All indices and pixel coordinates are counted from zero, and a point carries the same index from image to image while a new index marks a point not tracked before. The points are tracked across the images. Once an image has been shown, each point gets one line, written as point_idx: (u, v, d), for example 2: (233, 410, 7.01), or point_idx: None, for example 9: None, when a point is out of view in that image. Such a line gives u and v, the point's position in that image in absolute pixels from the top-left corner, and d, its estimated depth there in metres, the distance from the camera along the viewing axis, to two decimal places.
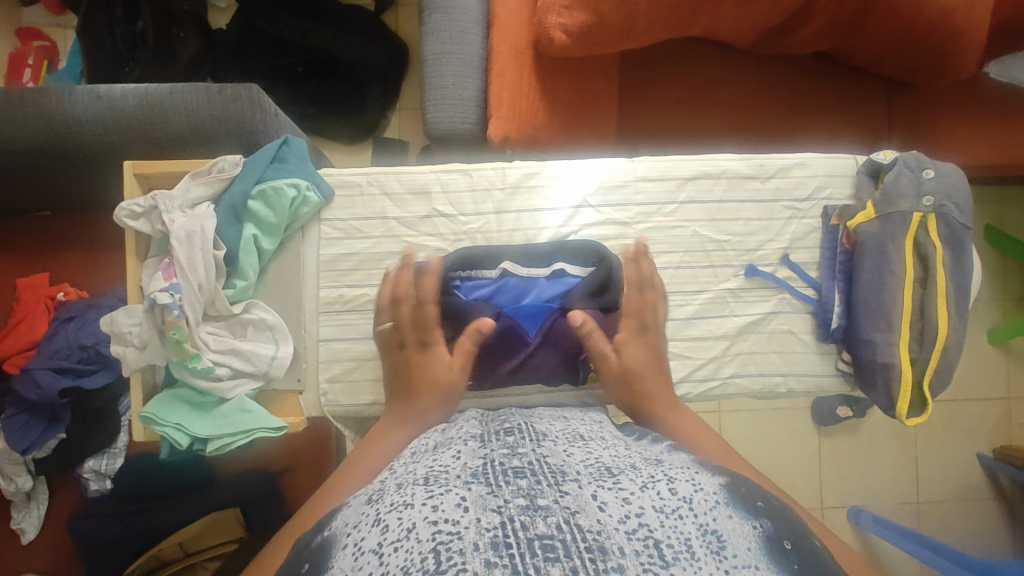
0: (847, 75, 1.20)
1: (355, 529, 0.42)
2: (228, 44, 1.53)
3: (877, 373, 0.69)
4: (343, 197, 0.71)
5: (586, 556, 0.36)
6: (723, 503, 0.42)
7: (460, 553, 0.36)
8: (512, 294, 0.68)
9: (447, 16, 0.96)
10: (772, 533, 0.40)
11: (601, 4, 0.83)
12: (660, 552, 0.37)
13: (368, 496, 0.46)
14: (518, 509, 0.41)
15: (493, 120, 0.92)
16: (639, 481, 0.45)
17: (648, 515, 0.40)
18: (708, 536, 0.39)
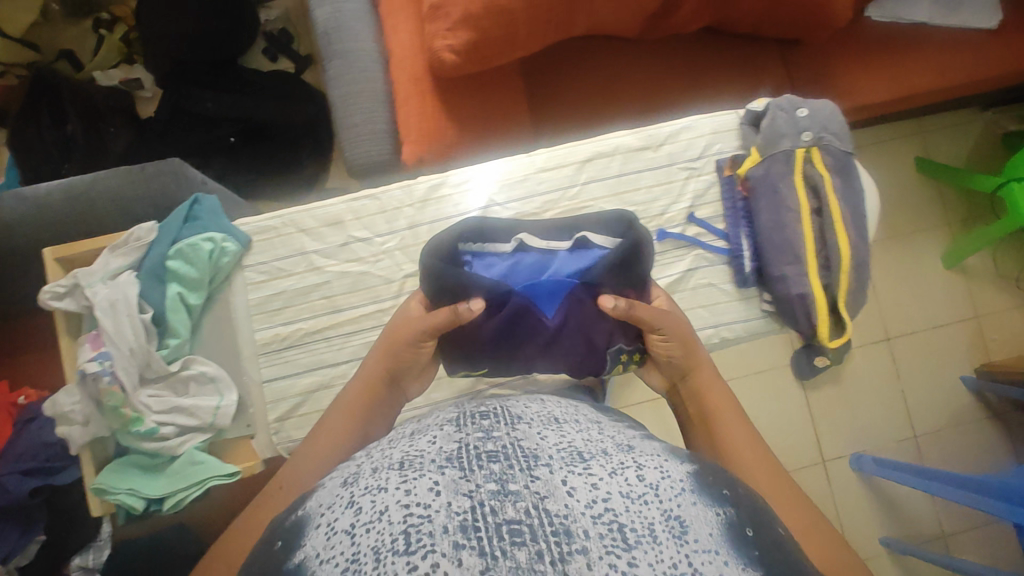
0: (739, 45, 1.27)
1: (329, 508, 0.42)
2: (157, 128, 1.56)
3: (796, 304, 0.78)
4: (260, 241, 0.74)
5: (552, 540, 0.35)
6: (689, 490, 0.41)
7: (430, 534, 0.36)
8: (526, 271, 0.74)
9: (346, 59, 1.01)
10: (734, 520, 0.40)
11: (480, 20, 0.88)
12: (623, 536, 0.36)
13: (344, 477, 0.44)
14: (488, 492, 0.39)
15: (407, 146, 0.97)
16: (610, 465, 0.42)
17: (616, 500, 0.39)
18: (671, 521, 0.38)
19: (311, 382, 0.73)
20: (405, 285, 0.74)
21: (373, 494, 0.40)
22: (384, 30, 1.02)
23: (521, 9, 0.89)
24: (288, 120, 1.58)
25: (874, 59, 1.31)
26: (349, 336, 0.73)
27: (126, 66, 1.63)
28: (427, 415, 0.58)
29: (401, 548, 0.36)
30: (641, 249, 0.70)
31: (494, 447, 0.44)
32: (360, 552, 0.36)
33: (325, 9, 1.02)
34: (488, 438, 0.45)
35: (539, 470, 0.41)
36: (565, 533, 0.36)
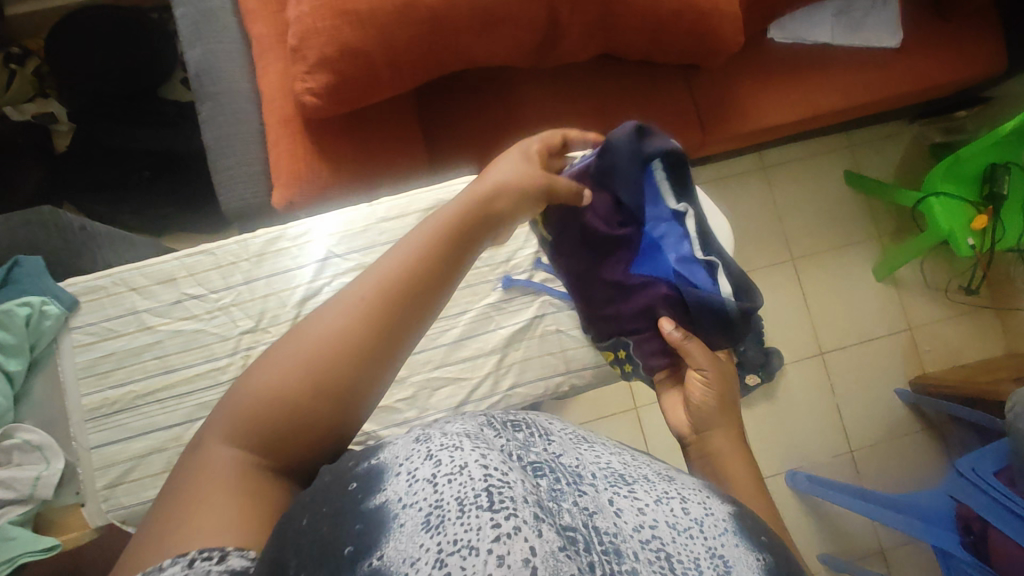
0: (638, 71, 1.25)
1: (406, 460, 0.45)
2: (68, 163, 1.55)
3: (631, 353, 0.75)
4: (88, 301, 0.72)
5: (603, 556, 0.40)
6: (732, 531, 0.45)
7: (512, 499, 0.41)
8: (668, 235, 0.74)
9: (218, 102, 1.00)
10: (773, 566, 0.43)
11: (337, 64, 0.87)
12: (670, 565, 0.41)
13: (416, 434, 0.48)
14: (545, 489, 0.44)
15: (275, 189, 0.95)
16: (654, 492, 0.48)
17: (662, 527, 0.44)
18: (715, 559, 0.42)
19: (143, 445, 0.71)
20: (241, 341, 0.72)
21: (453, 451, 0.44)
22: (256, 69, 1.00)
23: (379, 51, 0.88)
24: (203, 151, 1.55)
25: (776, 81, 1.30)
26: (183, 396, 0.71)
27: (40, 101, 1.61)
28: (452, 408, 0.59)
29: (486, 505, 0.40)
30: (742, 325, 0.69)
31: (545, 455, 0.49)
32: (443, 501, 0.41)
33: (197, 50, 1.00)
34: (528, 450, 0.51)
35: (585, 488, 0.47)
36: (615, 550, 0.41)
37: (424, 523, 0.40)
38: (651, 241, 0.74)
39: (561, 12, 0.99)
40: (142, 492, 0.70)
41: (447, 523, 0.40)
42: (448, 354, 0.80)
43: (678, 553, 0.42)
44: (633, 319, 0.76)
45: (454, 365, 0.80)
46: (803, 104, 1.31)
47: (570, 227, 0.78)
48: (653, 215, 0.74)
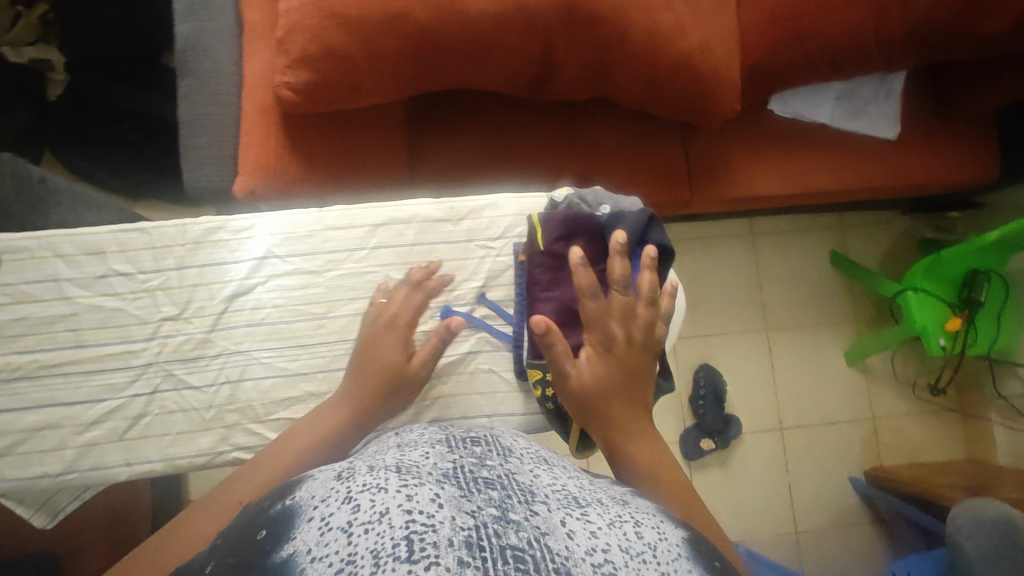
0: (634, 120, 1.24)
1: (323, 501, 0.41)
2: (60, 113, 1.55)
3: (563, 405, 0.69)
4: (10, 261, 0.69)
5: None
6: (685, 557, 0.40)
7: (436, 546, 0.36)
8: None
9: (200, 81, 0.98)
10: None
11: (318, 63, 0.86)
12: None
13: (338, 472, 0.45)
14: (490, 516, 0.41)
15: (239, 176, 0.93)
16: (607, 515, 0.43)
17: (614, 553, 0.39)
18: None
19: (36, 419, 0.67)
20: (160, 327, 0.70)
21: (374, 495, 0.41)
22: (244, 55, 0.99)
23: (364, 58, 0.87)
24: None
25: (768, 155, 1.30)
26: (89, 374, 0.69)
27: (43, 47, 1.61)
28: (407, 433, 0.59)
29: (404, 556, 0.36)
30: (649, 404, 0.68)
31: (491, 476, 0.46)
32: (355, 552, 0.36)
33: (187, 24, 0.99)
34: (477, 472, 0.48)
35: (537, 507, 0.43)
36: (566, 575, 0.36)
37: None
38: None
39: (557, 54, 0.98)
40: (24, 467, 0.66)
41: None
42: None
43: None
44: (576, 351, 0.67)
45: None
46: (791, 181, 1.31)
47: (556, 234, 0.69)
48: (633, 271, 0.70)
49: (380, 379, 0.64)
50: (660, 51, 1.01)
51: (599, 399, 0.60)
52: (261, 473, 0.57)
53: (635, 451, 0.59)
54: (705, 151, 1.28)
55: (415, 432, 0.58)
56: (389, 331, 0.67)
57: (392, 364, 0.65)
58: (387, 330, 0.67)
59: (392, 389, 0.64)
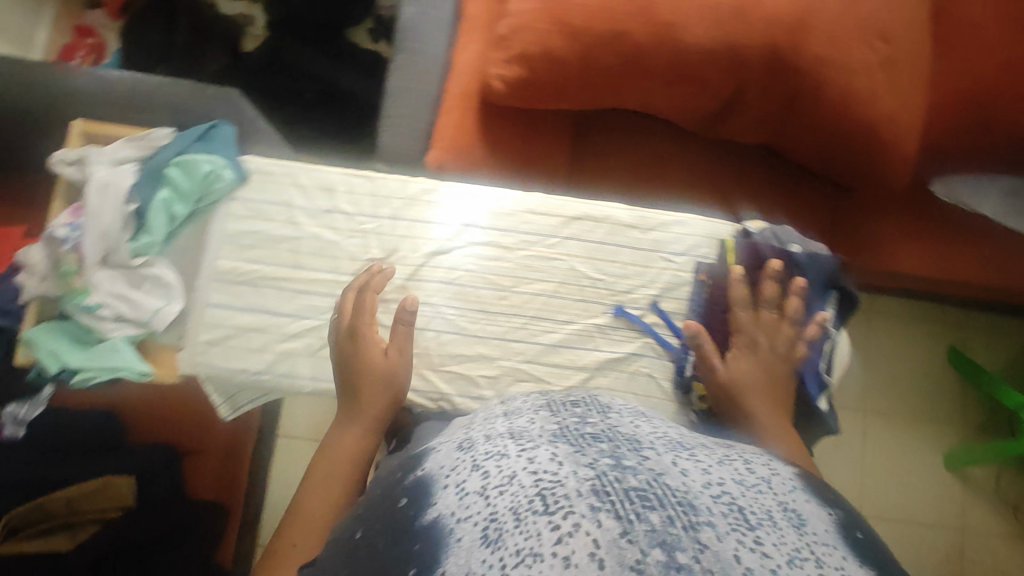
0: (792, 172, 1.25)
1: (452, 471, 0.48)
2: (252, 65, 1.68)
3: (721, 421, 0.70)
4: (256, 180, 0.78)
5: (679, 509, 0.40)
6: (794, 490, 0.46)
7: (567, 497, 0.40)
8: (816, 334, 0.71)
9: (411, 57, 1.07)
10: (843, 522, 0.45)
11: (534, 63, 0.92)
12: (746, 517, 0.41)
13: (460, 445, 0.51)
14: (607, 464, 0.45)
15: (432, 149, 1.01)
16: (712, 456, 0.49)
17: (729, 485, 0.44)
18: (787, 512, 0.43)
19: (249, 320, 0.76)
20: (366, 267, 0.77)
21: (499, 461, 0.47)
22: (456, 41, 1.07)
23: (577, 68, 0.93)
24: (364, 96, 1.67)
25: (923, 233, 1.26)
26: (299, 293, 0.77)
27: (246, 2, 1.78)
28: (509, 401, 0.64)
29: (541, 509, 0.40)
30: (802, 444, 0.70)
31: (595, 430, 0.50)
32: (496, 510, 0.42)
33: (414, 7, 1.08)
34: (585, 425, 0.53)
35: (645, 454, 0.48)
36: (689, 506, 0.40)
37: (482, 538, 0.40)
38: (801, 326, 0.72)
39: (746, 95, 1.02)
40: (232, 360, 0.75)
41: (504, 537, 0.40)
42: (539, 354, 0.76)
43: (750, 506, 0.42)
44: None
45: (539, 367, 0.76)
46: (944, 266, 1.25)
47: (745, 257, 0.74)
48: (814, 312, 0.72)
49: (369, 386, 0.67)
50: (850, 115, 1.02)
51: (747, 379, 0.65)
52: (316, 486, 0.62)
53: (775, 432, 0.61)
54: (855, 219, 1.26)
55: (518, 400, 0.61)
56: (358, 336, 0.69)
57: (355, 363, 0.68)
58: (353, 343, 0.69)
59: (394, 398, 0.67)
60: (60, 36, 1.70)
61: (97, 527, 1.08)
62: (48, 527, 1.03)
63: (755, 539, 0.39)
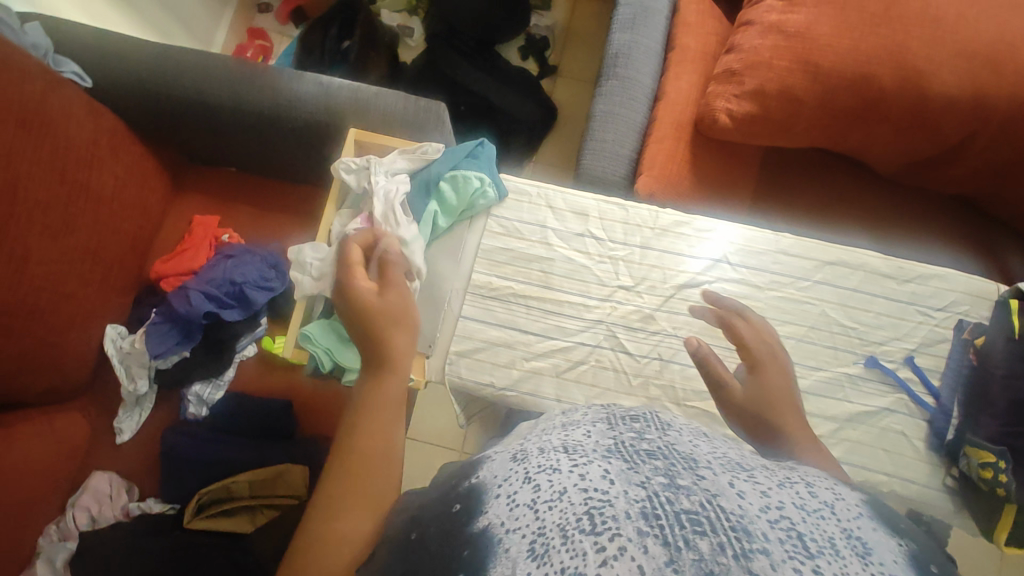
0: (989, 223, 1.17)
1: (504, 481, 0.41)
2: (408, 75, 1.74)
3: (990, 498, 0.68)
4: (512, 200, 0.81)
5: (731, 535, 0.33)
6: (867, 515, 0.37)
7: (615, 518, 0.34)
8: None
9: (621, 84, 1.08)
10: (917, 554, 0.35)
11: (769, 100, 0.92)
12: (803, 543, 0.33)
13: (514, 453, 0.44)
14: (659, 482, 0.38)
15: (643, 176, 1.01)
16: (776, 477, 0.40)
17: (790, 509, 0.36)
18: (852, 539, 0.34)
19: (496, 336, 0.78)
20: (615, 293, 0.78)
21: (549, 473, 0.40)
22: (665, 73, 1.08)
23: (811, 106, 0.93)
24: (515, 113, 1.69)
25: None
26: (546, 313, 0.78)
27: (406, 16, 1.85)
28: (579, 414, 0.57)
29: (587, 528, 0.34)
30: None
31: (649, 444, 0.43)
32: (544, 525, 0.35)
33: (625, 35, 1.10)
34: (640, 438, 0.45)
35: (701, 472, 0.40)
36: (742, 532, 0.33)
37: (528, 551, 0.35)
38: None
39: (973, 142, 0.97)
40: (478, 373, 0.76)
41: (552, 552, 0.34)
42: None
43: (812, 532, 0.33)
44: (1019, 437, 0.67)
45: None
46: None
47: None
48: None
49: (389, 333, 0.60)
50: None
51: (761, 384, 0.58)
52: (348, 435, 0.52)
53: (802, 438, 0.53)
54: None
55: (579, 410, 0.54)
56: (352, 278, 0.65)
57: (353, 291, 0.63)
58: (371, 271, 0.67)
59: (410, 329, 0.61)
60: (234, 37, 1.81)
61: (274, 512, 1.10)
62: (232, 506, 1.09)
63: (816, 569, 0.31)
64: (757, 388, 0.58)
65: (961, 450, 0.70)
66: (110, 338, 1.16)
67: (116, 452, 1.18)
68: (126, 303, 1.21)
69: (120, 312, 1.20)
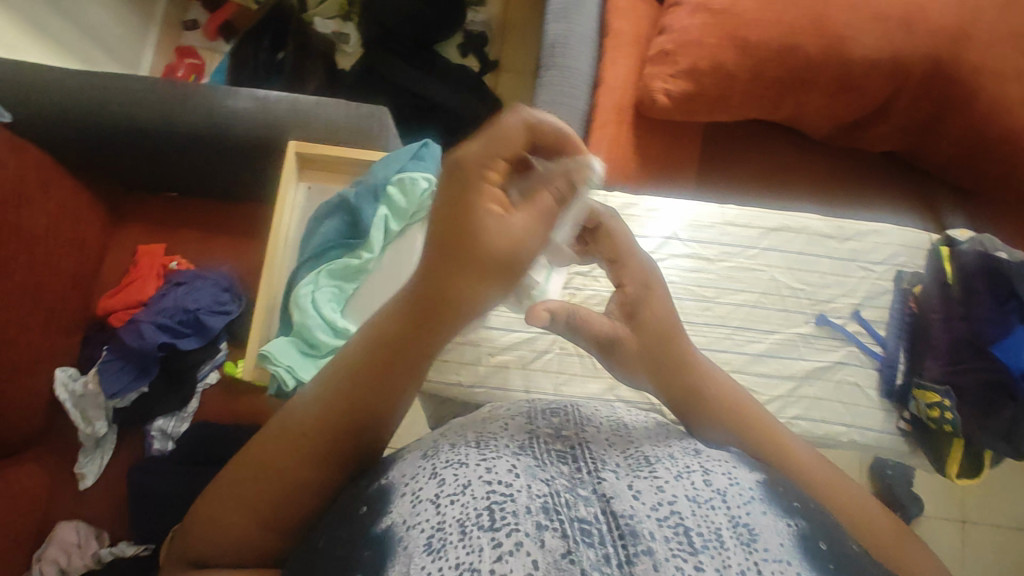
0: (918, 176, 1.23)
1: (411, 479, 0.43)
2: (348, 82, 1.71)
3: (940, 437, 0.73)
4: None
5: (619, 543, 0.37)
6: (758, 500, 0.40)
7: (514, 513, 0.37)
8: None
9: (561, 73, 1.09)
10: (807, 532, 0.39)
11: (703, 77, 0.95)
12: (689, 540, 0.37)
13: (425, 450, 0.46)
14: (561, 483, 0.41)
15: (590, 162, 1.03)
16: (677, 467, 0.43)
17: (682, 503, 0.39)
18: (739, 529, 0.37)
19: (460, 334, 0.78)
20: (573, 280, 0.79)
21: (456, 468, 0.41)
22: (603, 59, 1.10)
23: (743, 80, 0.95)
24: (460, 111, 1.68)
25: None
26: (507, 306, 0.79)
27: (340, 21, 1.83)
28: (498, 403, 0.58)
29: (487, 524, 0.37)
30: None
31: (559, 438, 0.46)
32: (444, 523, 0.38)
33: (559, 25, 1.11)
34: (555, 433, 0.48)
35: (605, 472, 0.43)
36: (631, 534, 0.37)
37: (426, 546, 0.37)
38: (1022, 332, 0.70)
39: (896, 101, 1.03)
40: (445, 373, 0.76)
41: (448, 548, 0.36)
42: (748, 364, 0.76)
43: (698, 527, 0.37)
44: (962, 375, 0.71)
45: (749, 377, 0.76)
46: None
47: (961, 263, 0.74)
48: None
49: (450, 281, 0.43)
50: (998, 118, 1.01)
51: (658, 341, 0.57)
52: (340, 396, 0.45)
53: (713, 395, 0.54)
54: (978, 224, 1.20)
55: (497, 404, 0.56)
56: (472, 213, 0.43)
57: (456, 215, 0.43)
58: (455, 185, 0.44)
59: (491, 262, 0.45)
60: (162, 57, 1.74)
61: None
62: None
63: (696, 566, 0.35)
64: (651, 345, 0.56)
65: (912, 394, 0.74)
66: (61, 381, 1.11)
67: (79, 499, 1.12)
68: (74, 344, 1.16)
69: (68, 353, 1.15)
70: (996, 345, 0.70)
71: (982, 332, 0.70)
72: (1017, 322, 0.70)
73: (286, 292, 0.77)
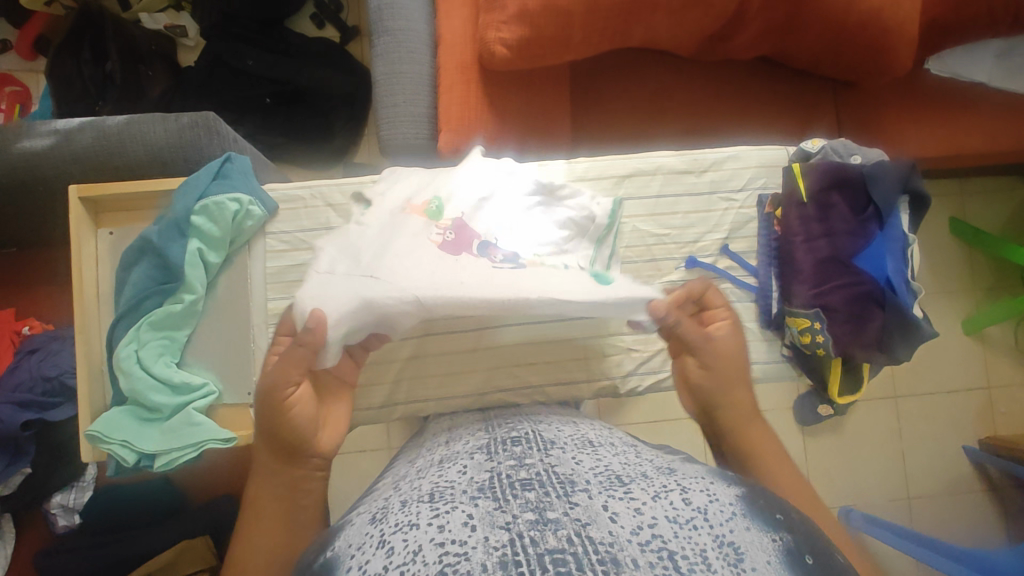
0: (792, 78, 1.19)
1: (358, 550, 0.40)
2: (195, 78, 1.52)
3: (808, 365, 0.78)
4: (285, 210, 0.76)
5: (598, 571, 0.33)
6: (740, 515, 0.40)
7: (469, 573, 0.34)
8: (893, 244, 0.72)
9: (394, 37, 0.99)
10: (791, 546, 0.38)
11: (536, 18, 0.86)
12: (674, 563, 0.35)
13: (372, 517, 0.44)
14: (525, 524, 0.38)
15: (443, 133, 0.95)
16: (651, 489, 0.43)
17: (662, 526, 0.38)
18: (724, 548, 0.37)
19: None
20: None
21: (406, 534, 0.39)
22: (436, 12, 1.00)
23: (579, 13, 0.87)
24: (326, 90, 1.53)
25: (924, 111, 1.18)
26: None
27: (173, 12, 1.57)
28: (454, 441, 0.60)
29: None
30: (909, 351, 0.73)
31: (528, 475, 0.45)
32: None
33: None
34: (520, 467, 0.47)
35: (576, 498, 0.41)
36: (612, 562, 0.34)
37: None
38: (879, 239, 0.72)
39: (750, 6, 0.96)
40: None
41: None
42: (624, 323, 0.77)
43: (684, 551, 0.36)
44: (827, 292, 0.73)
45: (626, 335, 0.77)
46: (989, 136, 1.17)
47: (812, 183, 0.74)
48: (895, 222, 0.73)
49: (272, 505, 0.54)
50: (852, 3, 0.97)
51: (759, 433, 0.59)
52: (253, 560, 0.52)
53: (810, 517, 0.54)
54: (856, 116, 1.20)
55: (459, 445, 0.57)
56: (287, 415, 0.55)
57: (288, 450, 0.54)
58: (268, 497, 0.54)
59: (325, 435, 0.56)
60: None
61: None
62: None
63: None
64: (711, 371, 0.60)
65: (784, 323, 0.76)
66: None
67: None
68: None
69: None
70: (856, 258, 0.73)
71: (841, 248, 0.73)
72: (875, 231, 0.73)
73: (109, 355, 0.70)
